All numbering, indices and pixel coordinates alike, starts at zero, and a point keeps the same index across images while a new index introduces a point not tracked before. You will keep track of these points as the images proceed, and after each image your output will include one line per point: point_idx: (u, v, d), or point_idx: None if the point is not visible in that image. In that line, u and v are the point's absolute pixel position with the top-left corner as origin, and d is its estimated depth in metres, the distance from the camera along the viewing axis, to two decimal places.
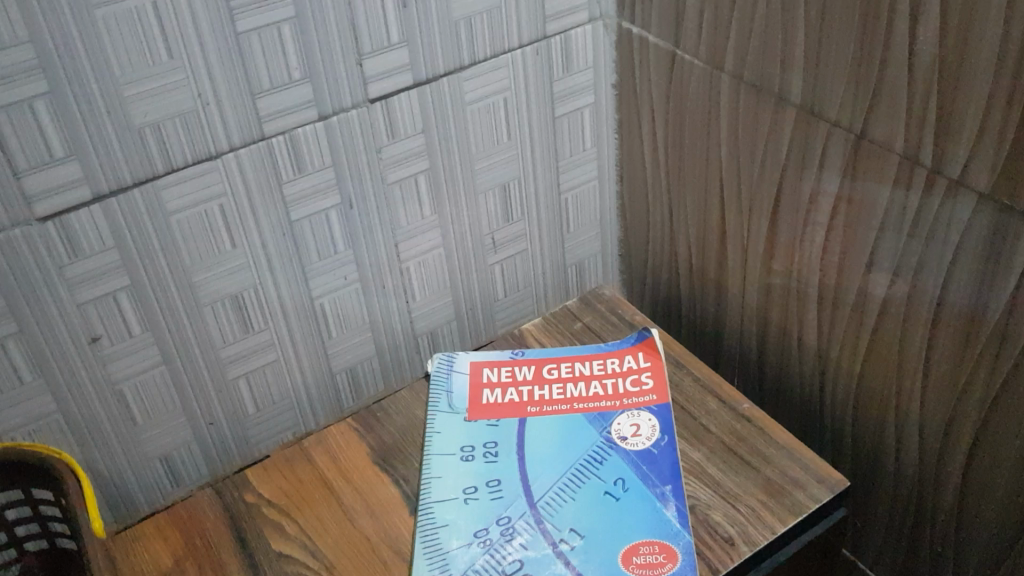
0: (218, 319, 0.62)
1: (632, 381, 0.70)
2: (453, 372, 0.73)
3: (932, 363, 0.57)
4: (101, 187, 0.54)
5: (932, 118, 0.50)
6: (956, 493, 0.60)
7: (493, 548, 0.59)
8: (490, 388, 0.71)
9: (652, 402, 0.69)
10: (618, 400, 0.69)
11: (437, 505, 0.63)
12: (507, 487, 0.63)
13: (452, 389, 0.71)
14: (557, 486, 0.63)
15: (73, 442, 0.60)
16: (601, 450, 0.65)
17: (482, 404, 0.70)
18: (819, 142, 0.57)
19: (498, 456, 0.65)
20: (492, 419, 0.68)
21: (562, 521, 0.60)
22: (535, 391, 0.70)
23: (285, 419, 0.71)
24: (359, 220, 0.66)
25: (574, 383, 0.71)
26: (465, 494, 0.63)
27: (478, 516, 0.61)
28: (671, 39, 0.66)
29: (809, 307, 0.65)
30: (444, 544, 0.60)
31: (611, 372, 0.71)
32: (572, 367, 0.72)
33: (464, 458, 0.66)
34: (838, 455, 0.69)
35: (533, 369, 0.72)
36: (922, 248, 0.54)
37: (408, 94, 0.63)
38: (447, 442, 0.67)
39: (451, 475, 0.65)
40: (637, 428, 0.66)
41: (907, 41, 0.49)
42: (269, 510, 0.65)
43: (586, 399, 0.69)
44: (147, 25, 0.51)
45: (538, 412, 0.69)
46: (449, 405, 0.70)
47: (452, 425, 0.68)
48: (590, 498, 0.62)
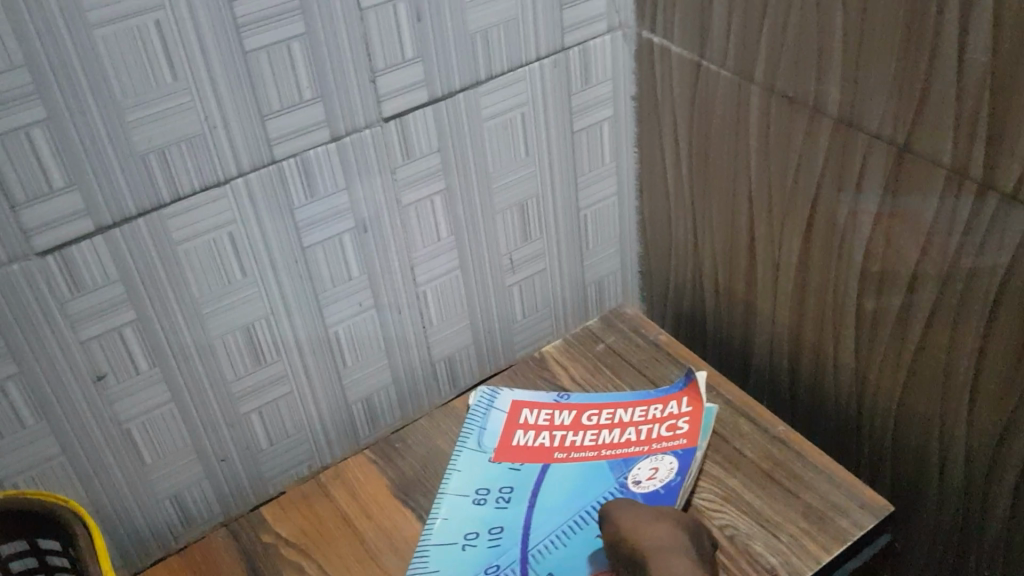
0: (228, 352, 0.60)
1: (668, 427, 0.65)
2: (492, 410, 0.69)
3: (982, 382, 0.54)
4: (104, 219, 0.51)
5: (983, 126, 0.47)
6: (1006, 519, 0.57)
7: None
8: (524, 429, 0.67)
9: (680, 446, 0.63)
10: (647, 446, 0.64)
11: (434, 547, 0.60)
12: (508, 535, 0.60)
13: (486, 425, 0.68)
14: (557, 533, 0.59)
15: (79, 487, 0.57)
16: (613, 497, 0.61)
17: (512, 445, 0.66)
18: (858, 153, 0.55)
19: (509, 503, 0.62)
20: (516, 463, 0.65)
21: (545, 566, 0.57)
22: (568, 437, 0.66)
23: (299, 453, 0.68)
24: (373, 244, 0.63)
25: (609, 430, 0.66)
26: (464, 539, 0.60)
27: (468, 564, 0.58)
28: (696, 48, 0.63)
29: (847, 325, 0.62)
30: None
31: (649, 417, 0.66)
32: (612, 413, 0.67)
33: (476, 501, 0.62)
34: (878, 479, 0.66)
35: (572, 414, 0.68)
36: (973, 264, 0.51)
37: (423, 112, 0.60)
38: (463, 482, 0.64)
39: (456, 517, 0.62)
40: (656, 471, 0.61)
41: (958, 43, 0.46)
42: (286, 550, 0.62)
43: (615, 446, 0.64)
44: (149, 45, 0.48)
45: (564, 458, 0.64)
46: (478, 443, 0.67)
47: (475, 464, 0.65)
48: (584, 545, 0.58)
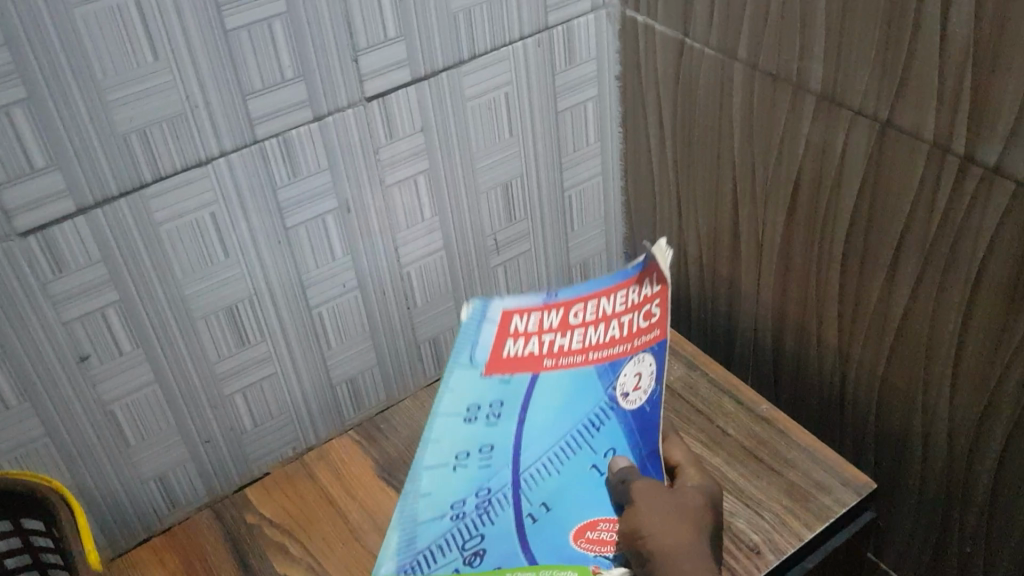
0: (212, 332, 0.59)
1: (644, 315, 0.59)
2: (484, 323, 0.61)
3: (963, 358, 0.54)
4: (86, 199, 0.50)
5: (966, 102, 0.47)
6: (987, 496, 0.57)
7: (461, 524, 0.56)
8: (512, 338, 0.61)
9: (654, 339, 0.57)
10: (630, 343, 0.58)
11: (428, 471, 0.58)
12: (499, 456, 0.58)
13: (478, 337, 0.61)
14: (548, 454, 0.59)
15: (63, 468, 0.57)
16: (603, 413, 0.59)
17: (500, 358, 0.60)
18: (840, 131, 0.55)
19: (501, 419, 0.59)
20: (506, 376, 0.60)
21: (536, 493, 0.57)
22: (557, 341, 0.60)
23: (284, 434, 0.68)
24: (357, 224, 0.63)
25: (596, 328, 0.60)
26: (455, 459, 0.58)
27: (460, 486, 0.57)
28: (679, 28, 0.63)
29: (830, 303, 0.62)
30: (420, 514, 0.56)
31: (630, 305, 0.60)
32: (597, 306, 0.60)
33: (466, 419, 0.59)
34: (861, 456, 0.66)
35: (559, 314, 0.61)
36: (954, 242, 0.51)
37: (406, 91, 0.60)
38: (450, 401, 0.59)
39: (449, 439, 0.59)
40: (639, 378, 0.57)
41: (939, 21, 0.46)
42: (272, 531, 0.63)
43: (601, 346, 0.59)
44: (130, 24, 0.47)
45: (553, 366, 0.59)
46: (469, 357, 0.60)
47: (466, 383, 0.60)
48: (575, 471, 0.58)
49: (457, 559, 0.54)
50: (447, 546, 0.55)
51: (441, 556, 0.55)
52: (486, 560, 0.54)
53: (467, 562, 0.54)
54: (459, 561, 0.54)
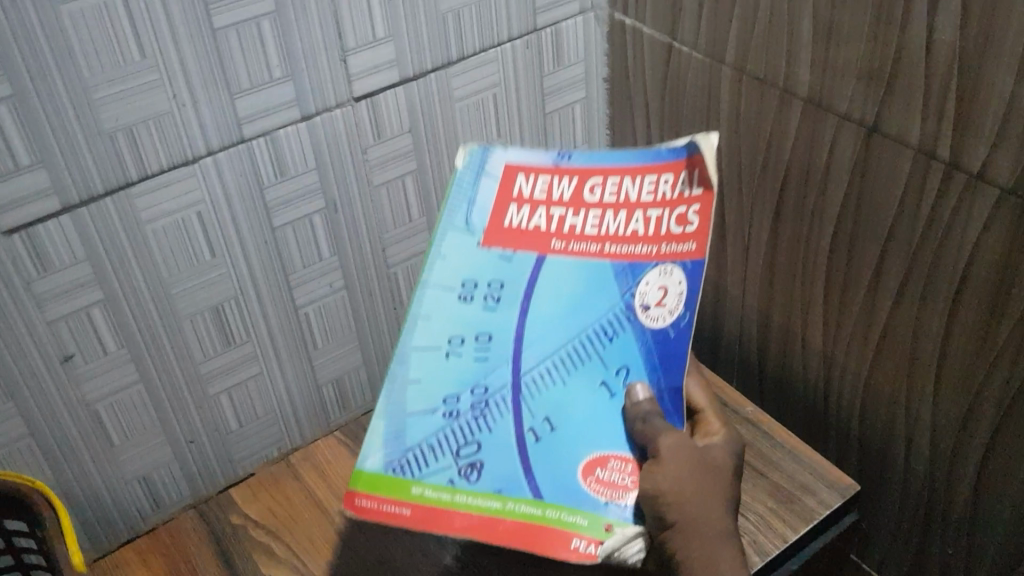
0: (198, 332, 0.59)
1: (677, 219, 0.51)
2: (482, 176, 0.55)
3: (946, 363, 0.54)
4: (72, 197, 0.50)
5: (951, 108, 0.47)
6: (969, 500, 0.57)
7: (454, 425, 0.50)
8: (517, 205, 0.54)
9: (687, 256, 0.50)
10: (653, 249, 0.51)
11: (415, 352, 0.52)
12: (497, 347, 0.52)
13: (475, 195, 0.54)
14: (554, 359, 0.51)
15: (46, 467, 0.56)
16: (617, 322, 0.51)
17: (501, 228, 0.53)
18: (828, 135, 0.55)
19: (500, 304, 0.52)
20: (507, 252, 0.53)
21: (538, 405, 0.51)
22: (568, 219, 0.53)
23: (269, 434, 0.67)
24: (344, 224, 0.62)
25: (614, 214, 0.52)
26: (448, 345, 0.52)
27: (454, 378, 0.52)
28: (667, 31, 0.64)
29: (816, 306, 0.62)
30: (406, 406, 0.51)
31: (662, 201, 0.51)
32: (618, 184, 0.53)
33: (461, 298, 0.53)
34: (845, 459, 0.67)
35: (574, 186, 0.53)
36: (939, 246, 0.51)
37: (394, 92, 0.60)
38: (445, 270, 0.53)
39: (440, 316, 0.53)
40: (664, 296, 0.50)
41: (926, 27, 0.46)
42: (256, 530, 0.63)
43: (622, 240, 0.52)
44: (117, 22, 0.47)
45: (561, 251, 0.53)
46: (465, 219, 0.54)
47: (460, 250, 0.54)
48: (584, 383, 0.51)
49: (451, 468, 0.49)
50: (440, 449, 0.50)
51: (433, 460, 0.50)
52: (483, 478, 0.49)
53: (463, 475, 0.49)
54: (454, 472, 0.49)
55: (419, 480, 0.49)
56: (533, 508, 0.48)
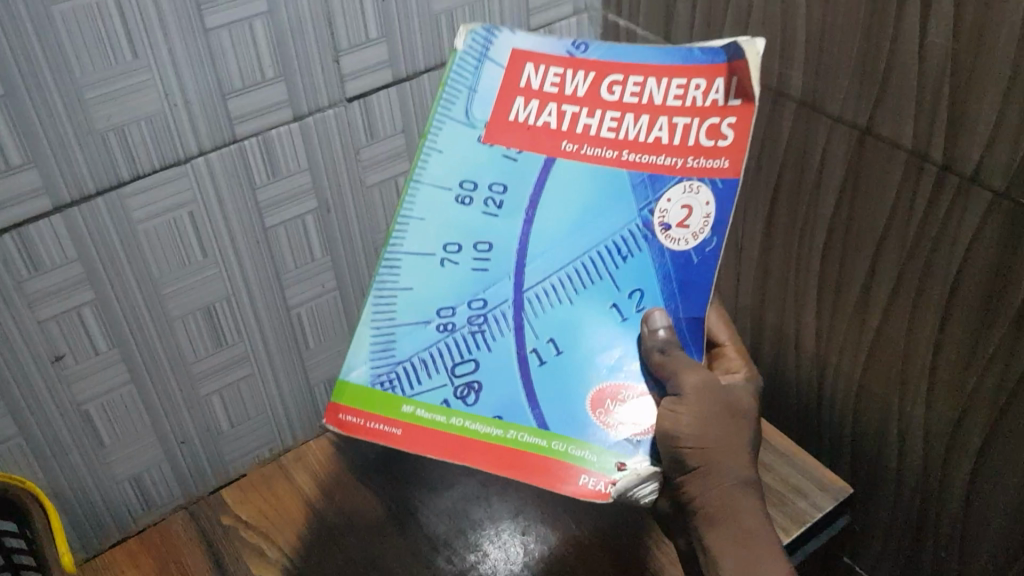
0: (189, 332, 0.59)
1: (708, 130, 0.47)
2: (486, 62, 0.52)
3: (939, 366, 0.54)
4: (62, 196, 0.50)
5: (944, 110, 0.47)
6: (960, 503, 0.57)
7: (450, 339, 0.49)
8: (526, 100, 0.51)
9: (719, 174, 0.46)
10: (677, 161, 0.47)
11: (409, 256, 0.50)
12: (498, 258, 0.50)
13: (477, 84, 0.51)
14: (559, 276, 0.49)
15: (36, 468, 0.56)
16: (632, 239, 0.48)
17: (508, 123, 0.51)
18: (820, 137, 0.55)
19: (501, 210, 0.50)
20: (513, 150, 0.50)
21: (543, 324, 0.49)
22: (582, 118, 0.50)
23: (261, 435, 0.67)
24: (337, 225, 0.62)
25: (635, 117, 0.49)
26: (443, 252, 0.50)
27: (449, 287, 0.50)
28: (661, 32, 0.64)
29: (808, 308, 0.62)
30: (398, 315, 0.50)
31: (691, 108, 0.48)
32: (642, 86, 0.49)
33: (459, 201, 0.50)
34: (837, 461, 0.67)
35: (590, 82, 0.50)
36: (931, 249, 0.51)
37: (387, 92, 0.60)
38: (443, 170, 0.51)
39: (434, 218, 0.51)
40: (688, 216, 0.47)
41: (919, 30, 0.46)
42: (248, 532, 0.63)
43: (642, 148, 0.48)
44: (108, 21, 0.47)
45: (572, 153, 0.50)
46: (466, 113, 0.51)
47: (460, 144, 0.51)
48: (592, 303, 0.49)
49: (446, 388, 0.48)
50: (433, 364, 0.49)
51: (426, 376, 0.49)
52: (480, 400, 0.48)
53: (458, 395, 0.48)
54: (449, 391, 0.48)
55: (410, 398, 0.48)
56: (534, 438, 0.46)
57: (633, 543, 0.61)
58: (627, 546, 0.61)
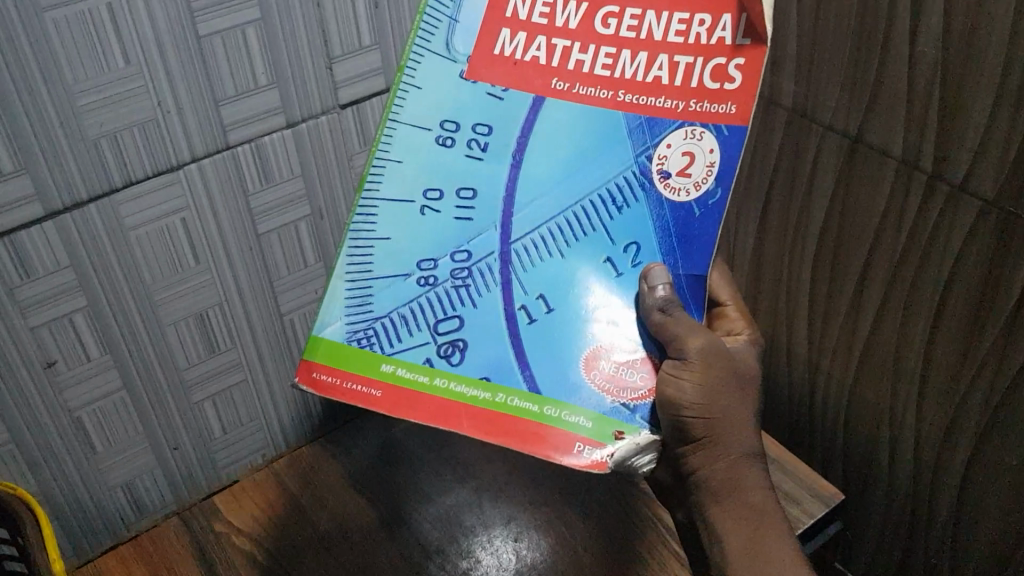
0: (182, 339, 0.59)
1: (712, 72, 0.45)
2: None
3: (929, 373, 0.55)
4: (55, 203, 0.50)
5: (934, 118, 0.48)
6: (951, 510, 0.58)
7: (432, 294, 0.49)
8: (513, 32, 0.48)
9: (725, 121, 0.44)
10: (678, 104, 0.45)
11: (386, 203, 0.50)
12: (482, 206, 0.49)
13: (458, 16, 0.48)
14: (551, 227, 0.48)
15: (28, 474, 0.56)
16: (628, 188, 0.47)
17: (493, 58, 0.48)
18: (811, 145, 0.56)
19: (485, 154, 0.49)
20: (498, 88, 0.48)
21: (532, 279, 0.48)
22: (573, 54, 0.47)
23: (254, 441, 0.67)
24: (329, 230, 0.63)
25: (632, 54, 0.46)
26: (424, 199, 0.49)
27: (429, 236, 0.49)
28: None
29: (800, 314, 0.62)
30: (375, 267, 0.50)
31: (694, 46, 0.45)
32: (640, 20, 0.46)
33: (440, 144, 0.49)
34: (829, 467, 0.67)
35: (583, 15, 0.47)
36: (921, 257, 0.52)
37: (379, 99, 0.60)
38: (422, 108, 0.49)
39: (412, 162, 0.49)
40: (690, 164, 0.45)
41: (909, 40, 0.47)
42: (240, 539, 0.63)
43: (639, 89, 0.46)
44: (101, 28, 0.47)
45: (564, 92, 0.48)
46: (446, 47, 0.49)
47: (440, 80, 0.49)
48: (584, 255, 0.48)
49: (429, 346, 0.48)
50: (414, 320, 0.49)
51: (407, 334, 0.49)
52: (465, 359, 0.48)
53: (442, 354, 0.48)
54: (433, 350, 0.48)
55: (390, 356, 0.48)
56: (525, 402, 0.47)
57: (625, 551, 0.61)
58: (618, 552, 0.61)
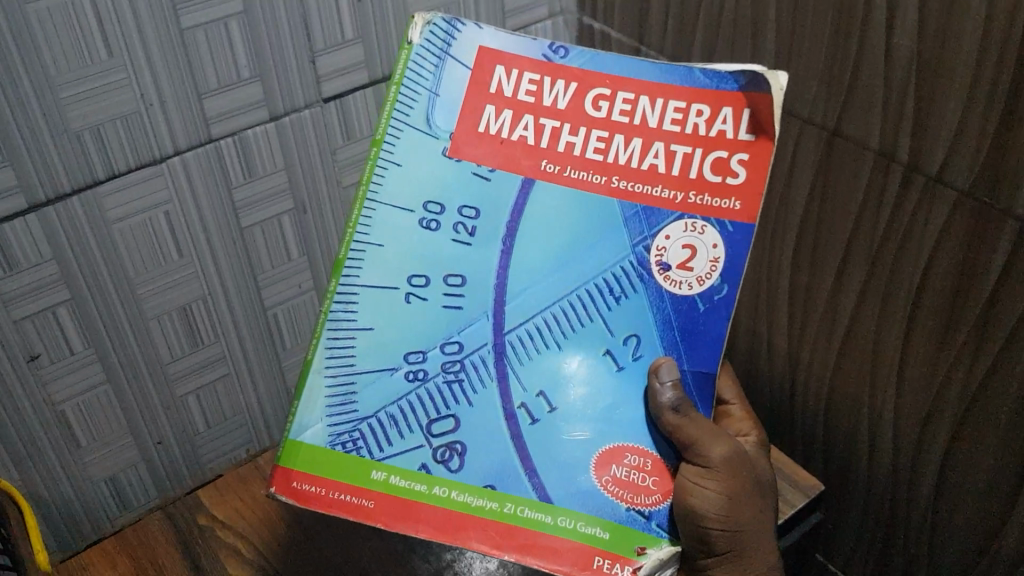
0: (165, 332, 0.59)
1: (713, 165, 0.44)
2: (447, 64, 0.47)
3: (907, 364, 0.55)
4: (38, 195, 0.50)
5: (910, 110, 0.48)
6: (929, 500, 0.58)
7: (423, 390, 0.47)
8: (498, 109, 0.46)
9: (729, 216, 0.44)
10: (677, 195, 0.44)
11: (367, 290, 0.47)
12: (472, 294, 0.46)
13: (439, 89, 0.47)
14: (547, 315, 0.46)
15: (12, 468, 0.56)
16: (625, 279, 0.46)
17: (477, 135, 0.46)
18: (790, 139, 0.56)
19: (473, 239, 0.46)
20: (484, 169, 0.46)
21: (530, 375, 0.46)
22: (563, 136, 0.46)
23: (238, 436, 0.68)
24: (313, 225, 0.63)
25: (626, 141, 0.45)
26: (409, 286, 0.47)
27: (416, 326, 0.47)
28: (635, 34, 0.64)
29: (780, 307, 0.63)
30: (358, 361, 0.47)
31: (692, 137, 0.44)
32: (633, 107, 0.45)
33: (424, 228, 0.47)
34: (809, 459, 0.67)
35: (572, 94, 0.46)
36: (898, 249, 0.52)
37: (363, 93, 0.60)
38: (403, 190, 0.47)
39: (394, 247, 0.47)
40: (692, 258, 0.44)
41: (885, 33, 0.48)
42: (224, 533, 0.63)
43: (634, 176, 0.45)
44: (84, 21, 0.47)
45: (555, 175, 0.46)
46: (427, 121, 0.47)
47: (420, 160, 0.47)
48: (581, 350, 0.46)
49: (424, 450, 0.46)
50: (405, 422, 0.46)
51: (397, 437, 0.46)
52: (465, 465, 0.46)
53: (439, 459, 0.46)
54: (428, 455, 0.46)
55: (381, 463, 0.46)
56: (535, 513, 0.45)
57: None
58: None
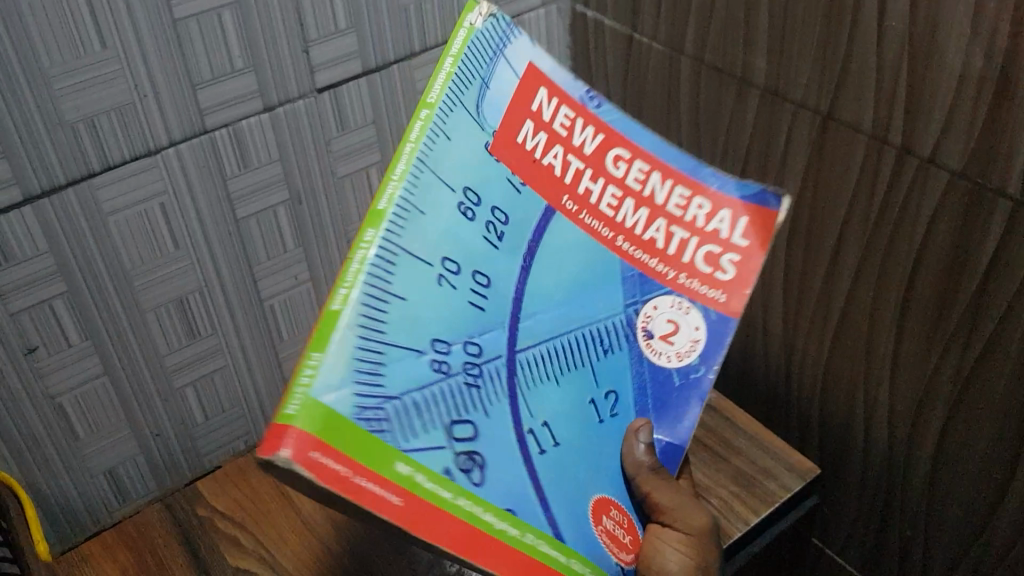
0: (162, 324, 0.59)
1: (706, 257, 0.46)
2: (500, 61, 0.45)
3: (902, 348, 0.55)
4: (33, 186, 0.50)
5: (902, 92, 0.48)
6: (924, 482, 0.59)
7: (449, 386, 0.40)
8: (534, 130, 0.45)
9: (716, 306, 0.46)
10: (670, 273, 0.46)
11: (405, 255, 0.41)
12: (495, 297, 0.43)
13: (489, 78, 0.44)
14: (547, 346, 0.44)
15: (10, 460, 0.56)
16: (613, 333, 0.46)
17: (514, 145, 0.45)
18: (784, 123, 0.56)
19: (501, 242, 0.44)
20: (518, 179, 0.45)
21: (538, 405, 0.43)
22: (584, 181, 0.46)
23: (236, 427, 0.68)
24: (308, 215, 0.63)
25: (635, 206, 0.46)
26: (442, 266, 0.42)
27: (449, 315, 0.41)
28: (627, 22, 0.65)
29: (775, 293, 0.63)
30: (388, 333, 0.39)
31: (692, 225, 0.46)
32: (645, 179, 0.46)
33: (464, 212, 0.43)
34: (805, 444, 0.68)
35: (598, 144, 0.46)
36: (892, 231, 0.53)
37: (357, 82, 0.60)
38: (449, 160, 0.43)
39: (437, 219, 0.42)
40: (675, 333, 0.46)
41: (876, 16, 0.48)
42: (224, 523, 0.63)
43: (635, 240, 0.46)
44: (76, 12, 0.47)
45: (569, 214, 0.46)
46: (477, 108, 0.44)
47: (468, 139, 0.44)
48: (575, 392, 0.45)
49: (447, 454, 0.39)
50: (428, 416, 0.39)
51: (420, 431, 0.38)
52: (486, 481, 0.40)
53: (462, 468, 0.39)
54: (451, 459, 0.39)
55: (406, 455, 0.37)
56: (550, 549, 0.41)
57: None
58: None
